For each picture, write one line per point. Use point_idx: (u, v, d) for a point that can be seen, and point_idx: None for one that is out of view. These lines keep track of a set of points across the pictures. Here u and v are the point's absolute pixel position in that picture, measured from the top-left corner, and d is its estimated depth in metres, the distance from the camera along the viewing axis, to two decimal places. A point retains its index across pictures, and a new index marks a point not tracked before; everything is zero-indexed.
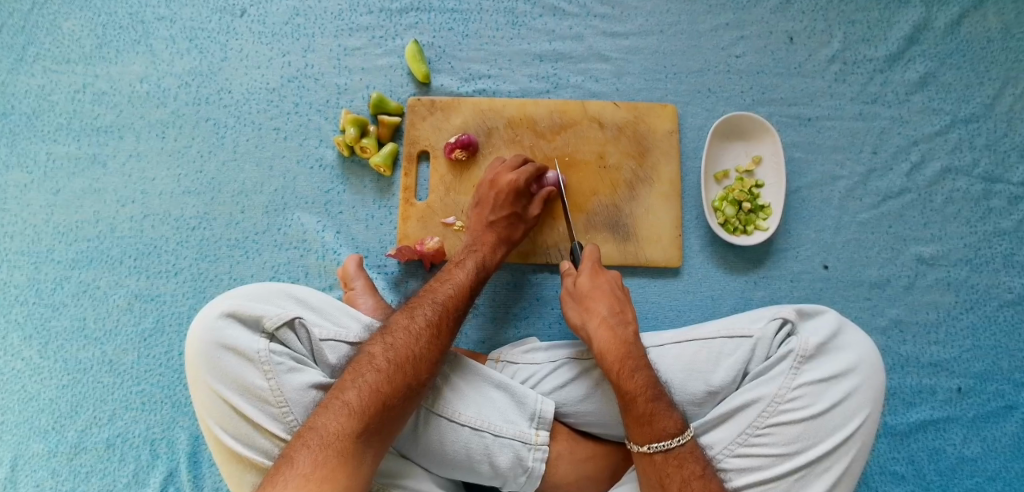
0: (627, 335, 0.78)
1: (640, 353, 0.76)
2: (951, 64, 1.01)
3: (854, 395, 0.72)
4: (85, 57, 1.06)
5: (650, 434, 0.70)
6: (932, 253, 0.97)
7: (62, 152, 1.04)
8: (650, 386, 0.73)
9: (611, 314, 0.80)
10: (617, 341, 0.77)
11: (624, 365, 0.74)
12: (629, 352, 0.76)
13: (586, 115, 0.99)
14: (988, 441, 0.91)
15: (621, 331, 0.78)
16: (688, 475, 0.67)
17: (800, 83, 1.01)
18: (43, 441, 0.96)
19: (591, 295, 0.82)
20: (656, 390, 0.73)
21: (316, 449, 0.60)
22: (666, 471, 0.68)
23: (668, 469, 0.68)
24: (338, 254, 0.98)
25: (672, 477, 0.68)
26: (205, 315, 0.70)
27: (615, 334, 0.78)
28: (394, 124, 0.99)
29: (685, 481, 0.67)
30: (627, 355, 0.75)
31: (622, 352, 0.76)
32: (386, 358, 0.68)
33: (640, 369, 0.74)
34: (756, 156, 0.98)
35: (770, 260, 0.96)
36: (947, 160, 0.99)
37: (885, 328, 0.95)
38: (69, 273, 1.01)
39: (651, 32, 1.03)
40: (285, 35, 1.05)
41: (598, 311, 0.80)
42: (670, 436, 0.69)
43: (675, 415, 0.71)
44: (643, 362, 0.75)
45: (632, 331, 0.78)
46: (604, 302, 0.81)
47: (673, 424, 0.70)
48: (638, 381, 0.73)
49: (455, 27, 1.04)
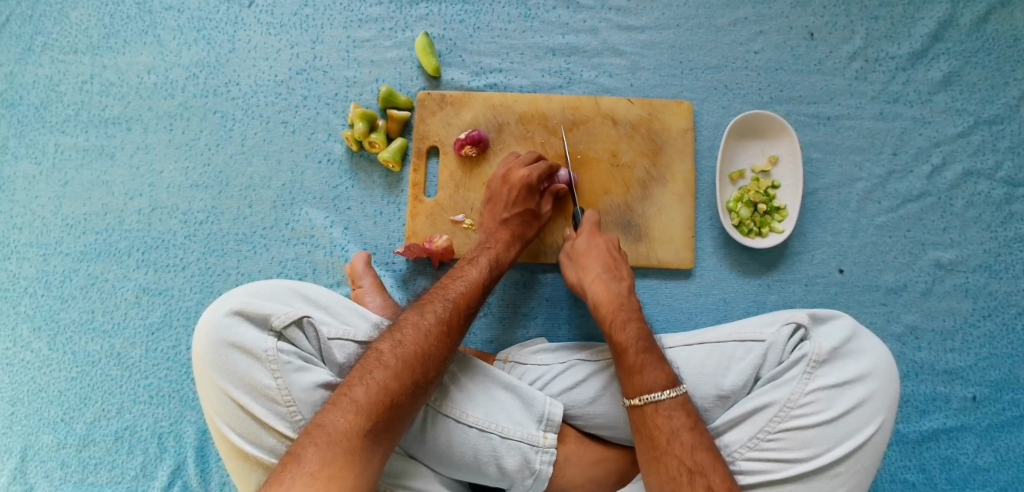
0: (620, 289, 0.81)
1: (632, 306, 0.80)
2: (977, 63, 0.98)
3: (870, 401, 0.71)
4: (93, 47, 1.05)
5: (641, 386, 0.71)
6: (950, 258, 0.95)
7: (70, 143, 1.03)
8: (641, 338, 0.75)
9: (604, 270, 0.83)
10: (609, 295, 0.80)
11: (615, 318, 0.78)
12: (621, 305, 0.79)
13: (600, 111, 0.97)
14: (1002, 451, 0.90)
15: (613, 286, 0.81)
16: (677, 427, 0.68)
17: (819, 81, 0.99)
18: (52, 432, 0.96)
19: (585, 253, 0.85)
20: (646, 342, 0.75)
21: (324, 447, 0.59)
22: (657, 422, 0.69)
23: (658, 419, 0.69)
24: (346, 250, 0.97)
25: (662, 428, 0.68)
26: (213, 312, 0.69)
27: (608, 288, 0.81)
28: (404, 119, 0.97)
29: (675, 431, 0.68)
30: (619, 307, 0.79)
31: (614, 305, 0.80)
32: (395, 354, 0.67)
33: (631, 321, 0.77)
34: (772, 156, 0.96)
35: (784, 263, 0.95)
36: (969, 163, 0.96)
37: (901, 334, 0.93)
38: (78, 266, 1.00)
39: (668, 27, 1.00)
40: (294, 26, 1.03)
41: (592, 268, 0.84)
42: (661, 387, 0.70)
43: (666, 369, 0.72)
44: (634, 314, 0.79)
45: (624, 286, 0.82)
46: (597, 259, 0.84)
47: (664, 377, 0.71)
48: (629, 333, 0.76)
49: (466, 19, 1.01)
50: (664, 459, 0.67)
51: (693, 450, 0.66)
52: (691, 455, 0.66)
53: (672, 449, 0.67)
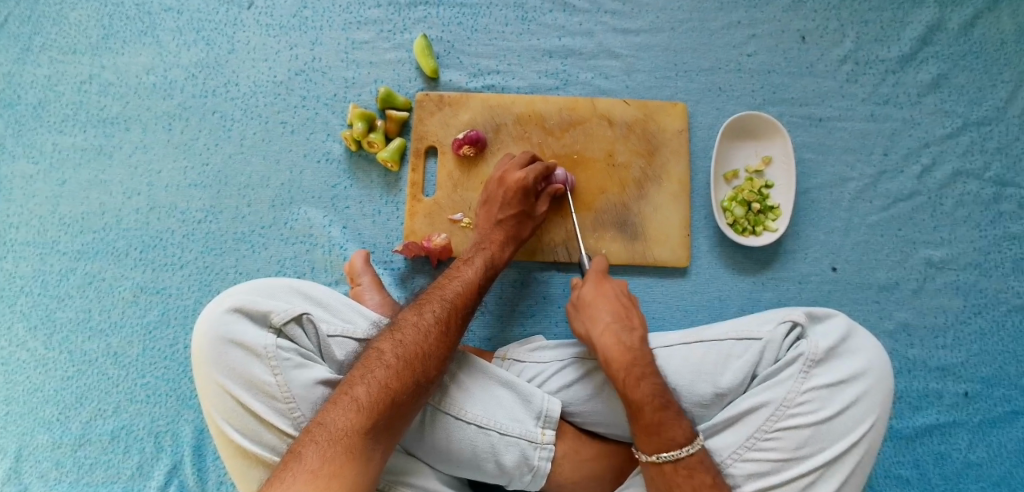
0: (632, 341, 0.77)
1: (647, 359, 0.75)
2: (965, 65, 1.00)
3: (864, 399, 0.72)
4: (92, 48, 1.05)
5: (658, 444, 0.69)
6: (941, 257, 0.96)
7: (68, 143, 1.03)
8: (658, 394, 0.71)
9: (615, 320, 0.79)
10: (622, 348, 0.76)
11: (629, 373, 0.73)
12: (635, 359, 0.75)
13: (596, 112, 0.98)
14: (994, 446, 0.91)
15: (625, 337, 0.77)
16: (698, 485, 0.67)
17: (811, 83, 1.01)
18: (47, 432, 0.96)
19: (594, 302, 0.82)
20: (663, 398, 0.71)
21: (324, 445, 0.60)
22: (676, 480, 0.68)
23: (677, 478, 0.69)
24: (345, 249, 0.98)
25: (682, 486, 0.68)
26: (212, 309, 0.69)
27: (619, 340, 0.77)
28: (402, 119, 0.98)
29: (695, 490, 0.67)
30: (633, 362, 0.74)
31: (627, 359, 0.75)
32: (395, 354, 0.68)
33: (646, 377, 0.73)
34: (766, 156, 0.97)
35: (778, 261, 0.96)
36: (958, 163, 0.98)
37: (893, 331, 0.94)
38: (74, 265, 1.00)
39: (662, 30, 1.02)
40: (293, 27, 1.04)
41: (602, 319, 0.80)
42: (679, 445, 0.69)
43: (684, 423, 0.70)
44: (649, 369, 0.74)
45: (636, 337, 0.77)
46: (606, 309, 0.81)
47: (682, 433, 0.69)
48: (645, 389, 0.71)
49: (464, 21, 1.03)
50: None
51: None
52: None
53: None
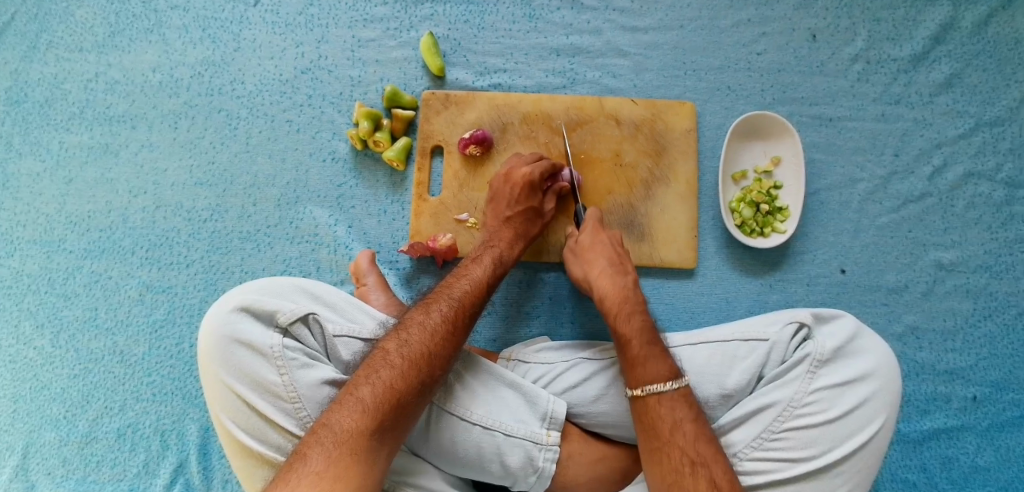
0: (626, 284, 0.81)
1: (637, 300, 0.80)
2: (977, 65, 0.99)
3: (872, 400, 0.71)
4: (98, 46, 1.05)
5: (643, 377, 0.71)
6: (951, 259, 0.95)
7: (74, 141, 1.03)
8: (645, 330, 0.75)
9: (610, 265, 0.83)
10: (615, 289, 0.80)
11: (620, 310, 0.78)
12: (627, 299, 0.79)
13: (603, 111, 0.97)
14: (1001, 451, 0.91)
15: (619, 281, 0.81)
16: (679, 418, 0.68)
17: (821, 83, 0.99)
18: (55, 430, 0.96)
19: (590, 249, 0.85)
20: (651, 335, 0.75)
21: (329, 447, 0.60)
22: (659, 412, 0.69)
23: (660, 410, 0.69)
24: (350, 248, 0.98)
25: (664, 418, 0.68)
26: (218, 309, 0.69)
27: (613, 282, 0.81)
28: (408, 118, 0.98)
29: (677, 423, 0.68)
30: (624, 301, 0.79)
31: (620, 299, 0.79)
32: (401, 354, 0.68)
33: (636, 314, 0.77)
34: (775, 157, 0.96)
35: (786, 263, 0.95)
36: (970, 164, 0.97)
37: (902, 334, 0.94)
38: (81, 263, 1.00)
39: (671, 28, 1.01)
40: (299, 25, 1.03)
41: (597, 262, 0.84)
42: (664, 378, 0.70)
43: (669, 361, 0.72)
44: (639, 308, 0.79)
45: (630, 281, 0.82)
46: (602, 255, 0.84)
47: (667, 367, 0.71)
48: (634, 325, 0.75)
49: (470, 19, 1.02)
50: (666, 449, 0.67)
51: (696, 442, 0.66)
52: (693, 447, 0.66)
53: (675, 440, 0.67)
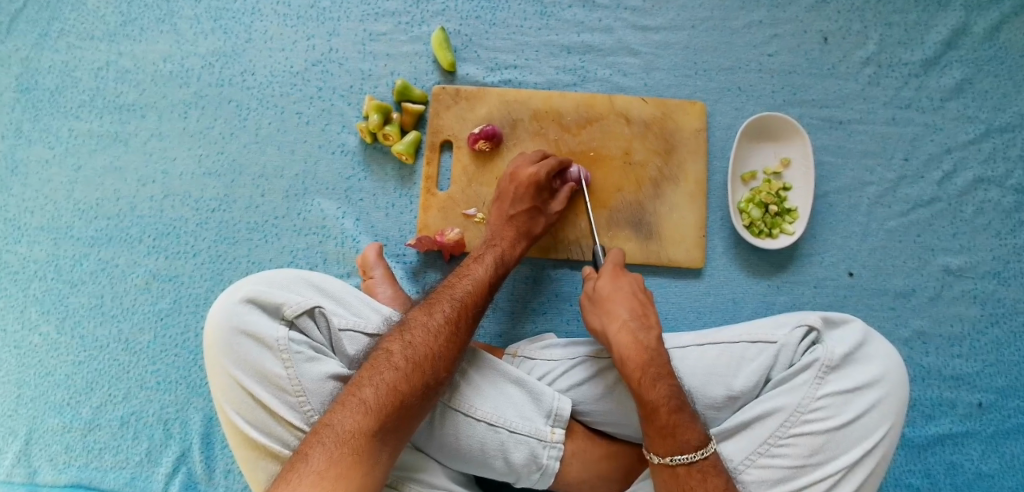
0: (649, 340, 0.75)
1: (663, 360, 0.73)
2: (989, 71, 0.98)
3: (879, 407, 0.71)
4: (110, 34, 1.05)
5: (672, 446, 0.68)
6: (959, 264, 0.95)
7: (84, 129, 1.04)
8: (673, 395, 0.70)
9: (632, 318, 0.77)
10: (638, 348, 0.74)
11: (645, 375, 0.71)
12: (651, 359, 0.73)
13: (613, 109, 0.97)
14: (1006, 458, 0.90)
15: (641, 336, 0.75)
16: (712, 489, 0.66)
17: (832, 85, 0.99)
18: (58, 416, 0.96)
19: (611, 299, 0.79)
20: (679, 399, 0.70)
21: (331, 447, 0.59)
22: (691, 484, 0.66)
23: (692, 481, 0.67)
24: (357, 241, 0.98)
25: (695, 490, 0.66)
26: (226, 300, 0.69)
27: (636, 339, 0.75)
28: (418, 112, 0.98)
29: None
30: (649, 362, 0.73)
31: (644, 359, 0.73)
32: (404, 356, 0.67)
33: (662, 379, 0.71)
34: (784, 158, 0.96)
35: (794, 265, 0.95)
36: (979, 170, 0.96)
37: (908, 338, 0.93)
38: (89, 250, 1.01)
39: (682, 27, 1.01)
40: (311, 18, 1.03)
41: (619, 317, 0.78)
42: (694, 448, 0.67)
43: (698, 427, 0.69)
44: (665, 370, 0.72)
45: (654, 336, 0.76)
46: (623, 307, 0.79)
47: (696, 435, 0.68)
48: (661, 392, 0.70)
49: (482, 15, 1.02)
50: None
51: None
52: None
53: None
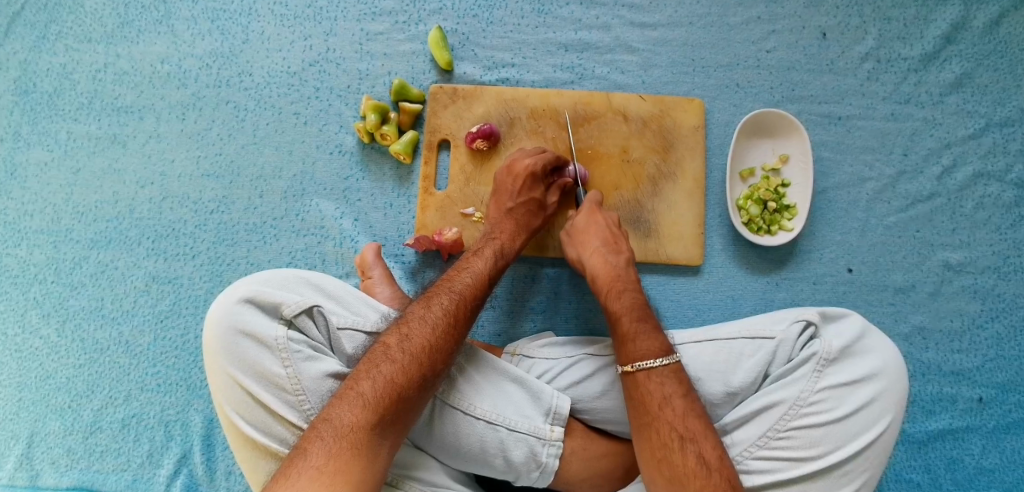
0: (617, 262, 0.83)
1: (629, 278, 0.82)
2: (988, 65, 0.98)
3: (878, 401, 0.71)
4: (107, 37, 1.05)
5: (633, 352, 0.72)
6: (959, 260, 0.95)
7: (82, 132, 1.04)
8: (636, 307, 0.77)
9: (603, 245, 0.84)
10: (607, 268, 0.82)
11: (611, 289, 0.80)
12: (617, 278, 0.81)
13: (611, 107, 0.97)
14: (1007, 453, 0.90)
15: (610, 258, 0.83)
16: (669, 394, 0.68)
17: (831, 81, 0.99)
18: (59, 419, 0.97)
19: (584, 230, 0.87)
20: (641, 311, 0.77)
21: (330, 441, 0.59)
22: (649, 388, 0.68)
23: (651, 386, 0.69)
24: (356, 241, 0.98)
25: (653, 394, 0.68)
26: (224, 300, 0.69)
27: (606, 261, 0.83)
28: (415, 111, 0.97)
29: (666, 398, 0.67)
30: (615, 279, 0.81)
31: (611, 277, 0.82)
32: (402, 348, 0.67)
33: (626, 292, 0.79)
34: (783, 155, 0.96)
35: (793, 261, 0.95)
36: (979, 165, 0.96)
37: (908, 334, 0.93)
38: (88, 253, 1.01)
39: (680, 24, 1.01)
40: (307, 18, 1.03)
41: (591, 243, 0.85)
42: (655, 356, 0.70)
43: (659, 338, 0.73)
44: (630, 287, 0.80)
45: (622, 259, 0.83)
46: (595, 236, 0.86)
47: (657, 344, 0.72)
48: (624, 304, 0.78)
49: (479, 13, 1.02)
50: (656, 424, 0.67)
51: (685, 418, 0.66)
52: (683, 422, 0.66)
53: (664, 415, 0.66)
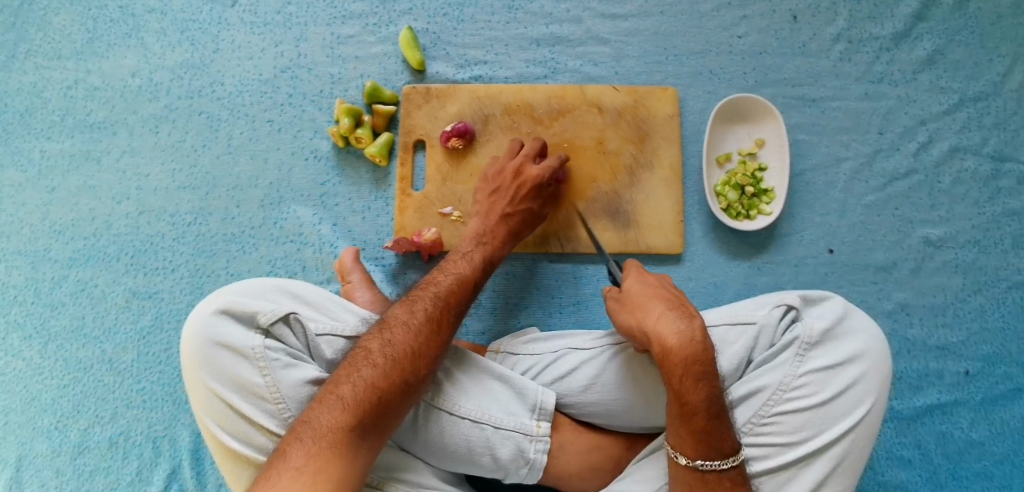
0: (693, 330, 0.68)
1: (708, 353, 0.67)
2: (959, 41, 0.98)
3: (861, 382, 0.70)
4: (76, 53, 1.05)
5: (706, 452, 0.65)
6: (939, 235, 0.95)
7: (56, 149, 1.03)
8: (714, 400, 0.65)
9: (669, 310, 0.71)
10: (683, 340, 0.67)
11: (687, 373, 0.66)
12: (697, 354, 0.67)
13: (585, 99, 0.97)
14: (996, 425, 0.90)
15: (684, 326, 0.68)
16: None
17: (804, 63, 0.99)
18: (46, 441, 0.95)
19: (643, 296, 0.74)
20: (719, 405, 0.66)
21: (308, 443, 0.58)
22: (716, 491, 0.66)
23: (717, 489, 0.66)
24: (335, 246, 0.97)
25: None
26: (199, 312, 0.68)
27: (680, 330, 0.68)
28: (389, 113, 0.97)
29: None
30: (694, 358, 0.66)
31: (688, 354, 0.67)
32: (384, 353, 0.66)
33: (705, 379, 0.66)
34: (758, 139, 0.96)
35: (774, 245, 0.95)
36: (955, 140, 0.96)
37: (892, 311, 0.93)
38: (67, 272, 1.00)
39: (650, 14, 1.00)
40: (277, 25, 1.03)
41: (654, 309, 0.71)
42: (726, 455, 0.66)
43: (733, 434, 0.66)
44: (710, 368, 0.66)
45: (697, 325, 0.69)
46: (658, 300, 0.73)
47: (730, 444, 0.66)
48: (703, 395, 0.65)
49: (449, 12, 1.02)
50: None
51: None
52: None
53: None
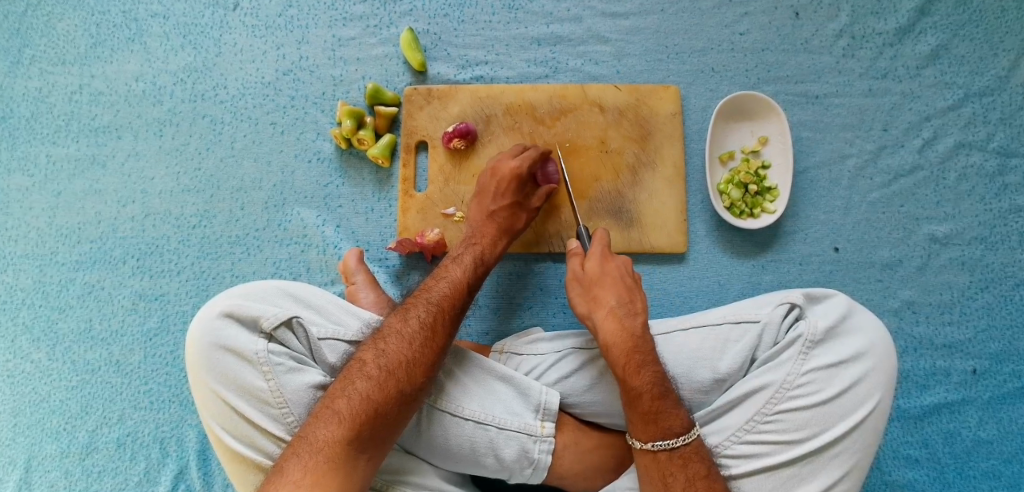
0: (635, 326, 0.74)
1: (647, 346, 0.73)
2: (964, 35, 0.97)
3: (866, 380, 0.70)
4: (81, 58, 1.05)
5: (655, 432, 0.68)
6: (945, 232, 0.94)
7: (62, 154, 1.03)
8: (658, 383, 0.70)
9: (619, 304, 0.76)
10: (625, 334, 0.73)
11: (629, 361, 0.71)
12: (636, 346, 0.72)
13: (587, 99, 0.96)
14: (1004, 423, 0.90)
15: (628, 322, 0.74)
16: (692, 475, 0.65)
17: (806, 60, 0.98)
18: (55, 442, 0.96)
19: (599, 282, 0.79)
20: (663, 387, 0.70)
21: (306, 457, 0.59)
22: (670, 469, 0.66)
23: (672, 467, 0.67)
24: (339, 248, 0.98)
25: (675, 476, 0.66)
26: (203, 316, 0.69)
27: (622, 325, 0.74)
28: (391, 115, 0.97)
29: (690, 480, 0.65)
30: (634, 349, 0.72)
31: (629, 345, 0.72)
32: (378, 365, 0.66)
33: (646, 366, 0.71)
34: (761, 136, 0.95)
35: (777, 243, 0.94)
36: (960, 136, 0.96)
37: (898, 309, 0.93)
38: (74, 274, 1.01)
39: (652, 11, 1.00)
40: (278, 28, 1.03)
41: (607, 301, 0.77)
42: (677, 435, 0.67)
43: (682, 414, 0.68)
44: (651, 357, 0.72)
45: (639, 322, 0.75)
46: (611, 291, 0.78)
47: (679, 422, 0.68)
48: (645, 379, 0.70)
49: (450, 13, 1.01)
50: None
51: None
52: None
53: None
